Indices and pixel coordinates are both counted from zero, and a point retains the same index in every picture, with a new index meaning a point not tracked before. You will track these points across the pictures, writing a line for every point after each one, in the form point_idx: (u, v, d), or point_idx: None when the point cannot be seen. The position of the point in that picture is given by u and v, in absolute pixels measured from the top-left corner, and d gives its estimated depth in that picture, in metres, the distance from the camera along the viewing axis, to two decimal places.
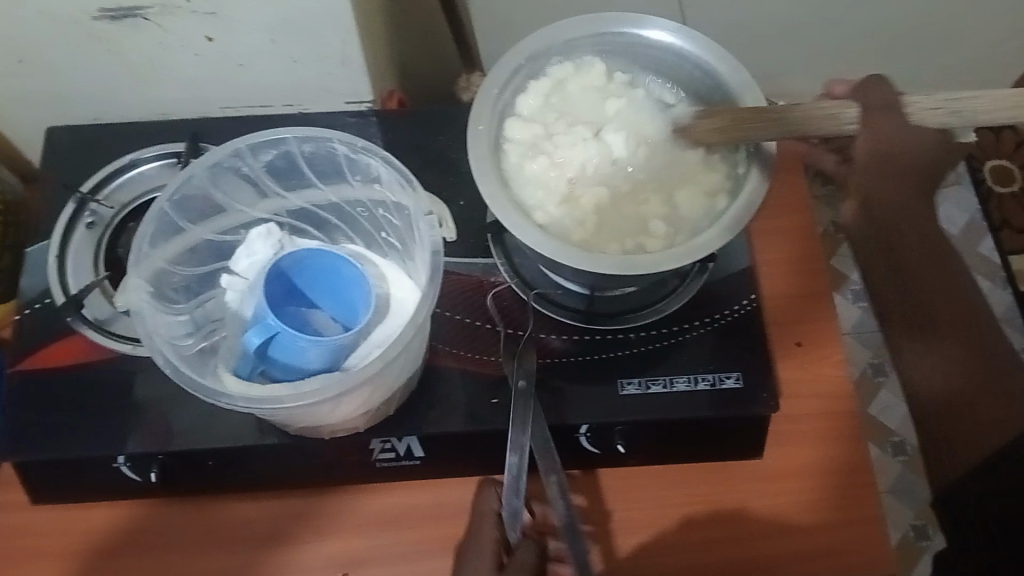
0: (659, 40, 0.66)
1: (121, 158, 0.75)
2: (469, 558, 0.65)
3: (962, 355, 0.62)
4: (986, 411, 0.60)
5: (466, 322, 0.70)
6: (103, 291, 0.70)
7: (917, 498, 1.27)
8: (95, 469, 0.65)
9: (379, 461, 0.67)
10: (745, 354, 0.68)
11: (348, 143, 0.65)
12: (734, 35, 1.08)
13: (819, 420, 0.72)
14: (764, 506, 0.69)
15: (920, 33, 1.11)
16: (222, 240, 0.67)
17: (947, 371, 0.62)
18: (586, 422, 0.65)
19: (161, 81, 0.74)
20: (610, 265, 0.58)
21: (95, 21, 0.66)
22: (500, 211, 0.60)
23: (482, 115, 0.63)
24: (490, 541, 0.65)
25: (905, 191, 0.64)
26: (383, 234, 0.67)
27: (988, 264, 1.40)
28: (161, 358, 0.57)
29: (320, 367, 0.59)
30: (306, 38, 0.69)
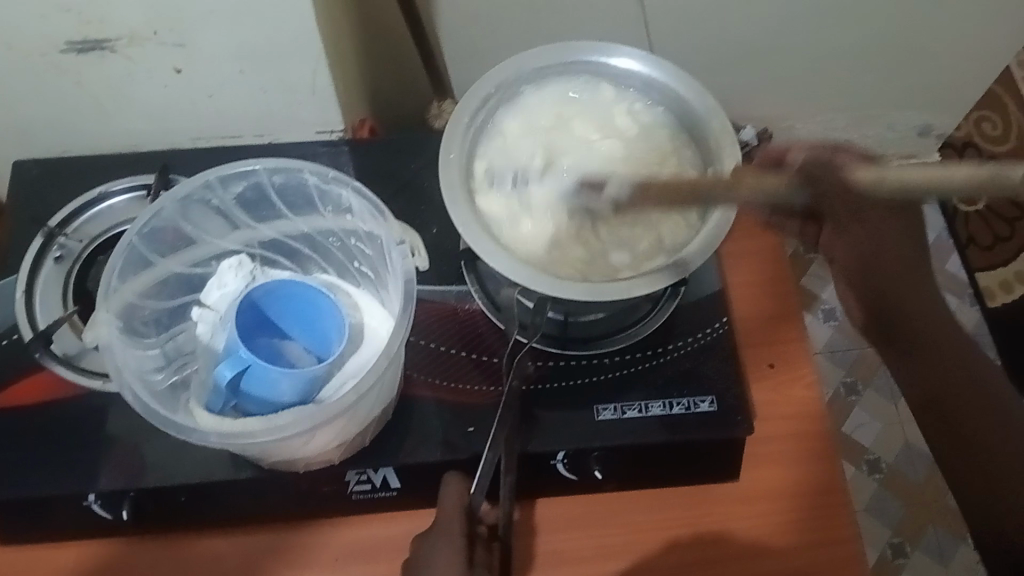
0: (625, 68, 0.67)
1: (91, 190, 0.74)
2: (424, 548, 0.61)
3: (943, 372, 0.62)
4: (976, 408, 0.62)
5: (441, 349, 0.70)
6: (73, 325, 0.69)
7: (892, 516, 1.28)
8: (64, 507, 0.64)
9: (355, 492, 0.67)
10: (719, 377, 0.68)
11: (318, 174, 0.65)
12: (700, 61, 1.09)
13: (792, 440, 0.72)
14: (740, 529, 0.69)
15: (881, 57, 1.13)
16: (192, 272, 0.66)
17: (924, 374, 0.62)
18: (562, 448, 0.65)
19: (129, 113, 0.73)
20: (583, 291, 0.58)
21: (60, 54, 0.66)
22: (473, 240, 0.60)
23: (452, 144, 0.64)
24: (459, 534, 0.60)
25: (891, 234, 0.61)
26: (355, 263, 0.67)
27: (954, 282, 1.45)
28: (131, 394, 0.56)
29: (293, 400, 0.59)
30: (276, 68, 0.69)
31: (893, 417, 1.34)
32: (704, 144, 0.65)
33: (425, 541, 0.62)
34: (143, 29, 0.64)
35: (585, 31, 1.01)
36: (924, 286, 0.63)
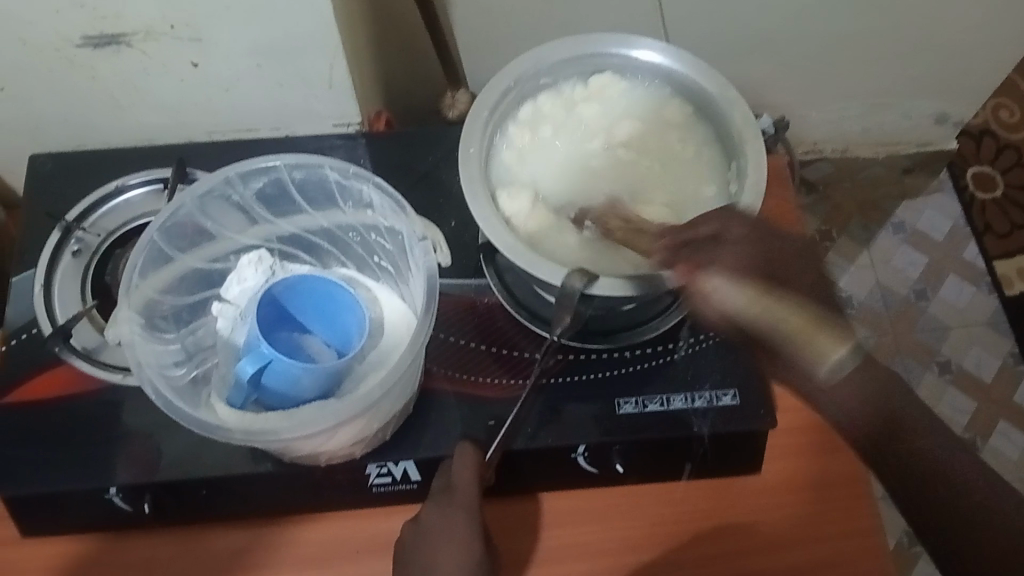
0: (647, 60, 0.66)
1: (108, 184, 0.74)
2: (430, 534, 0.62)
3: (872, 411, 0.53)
4: (909, 441, 0.53)
5: (459, 343, 0.69)
6: (92, 320, 0.69)
7: None
8: (85, 501, 0.64)
9: (375, 486, 0.67)
10: (740, 371, 0.68)
11: (339, 169, 0.65)
12: (714, 48, 1.08)
13: (811, 433, 0.72)
14: (763, 521, 0.68)
15: (899, 44, 1.12)
16: (211, 268, 0.66)
17: (869, 393, 0.53)
18: (583, 442, 0.65)
19: (144, 107, 0.73)
20: (604, 286, 0.57)
21: (76, 48, 0.65)
22: (495, 235, 0.59)
23: (472, 138, 0.63)
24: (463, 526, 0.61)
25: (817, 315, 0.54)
26: (375, 258, 0.67)
27: (973, 269, 1.43)
28: (152, 390, 0.56)
29: (314, 395, 0.58)
30: (292, 61, 0.68)
31: None
32: (726, 134, 0.64)
33: (427, 524, 0.63)
34: (160, 23, 0.63)
35: (599, 19, 1.00)
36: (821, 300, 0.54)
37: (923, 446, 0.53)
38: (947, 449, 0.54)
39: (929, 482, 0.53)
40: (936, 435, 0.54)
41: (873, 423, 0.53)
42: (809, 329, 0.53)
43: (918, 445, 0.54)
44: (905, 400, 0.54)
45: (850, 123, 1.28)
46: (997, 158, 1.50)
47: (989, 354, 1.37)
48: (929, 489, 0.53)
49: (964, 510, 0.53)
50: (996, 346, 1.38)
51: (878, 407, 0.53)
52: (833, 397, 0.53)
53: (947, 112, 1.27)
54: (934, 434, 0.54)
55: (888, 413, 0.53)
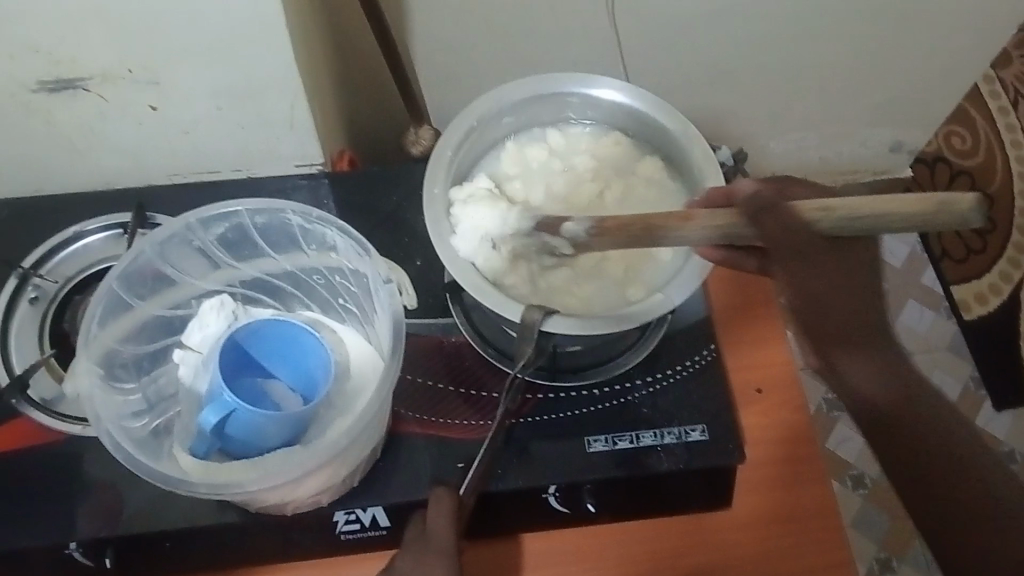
0: (608, 99, 0.67)
1: (65, 230, 0.73)
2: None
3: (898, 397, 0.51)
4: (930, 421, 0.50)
5: (428, 384, 0.69)
6: (51, 368, 0.68)
7: (877, 531, 1.29)
8: (44, 557, 0.62)
9: (344, 533, 0.65)
10: (708, 406, 0.68)
11: (302, 214, 0.63)
12: (674, 82, 1.10)
13: (781, 466, 0.72)
14: (736, 557, 0.68)
15: (852, 76, 1.15)
16: (172, 315, 0.65)
17: (889, 381, 0.51)
18: (553, 482, 0.64)
19: (102, 151, 0.72)
20: (569, 326, 0.58)
21: (32, 93, 0.64)
22: (461, 276, 0.59)
23: (436, 178, 0.63)
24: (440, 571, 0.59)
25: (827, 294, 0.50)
26: (340, 300, 0.66)
27: (932, 294, 1.46)
28: (111, 444, 0.54)
29: (279, 442, 0.57)
30: (253, 103, 0.68)
31: None
32: (689, 171, 0.65)
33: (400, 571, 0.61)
34: (118, 68, 0.63)
35: (561, 56, 1.01)
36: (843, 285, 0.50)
37: (935, 420, 0.50)
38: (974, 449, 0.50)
39: (937, 470, 0.50)
40: (952, 421, 0.50)
41: (879, 403, 0.50)
42: (839, 333, 0.51)
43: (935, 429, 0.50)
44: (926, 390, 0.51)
45: (808, 153, 1.30)
46: (952, 183, 1.52)
47: (950, 378, 1.39)
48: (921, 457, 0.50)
49: (989, 510, 0.49)
50: (958, 370, 1.40)
51: (888, 391, 0.51)
52: (850, 372, 0.51)
53: (901, 141, 1.30)
54: (949, 412, 0.51)
55: (897, 398, 0.51)
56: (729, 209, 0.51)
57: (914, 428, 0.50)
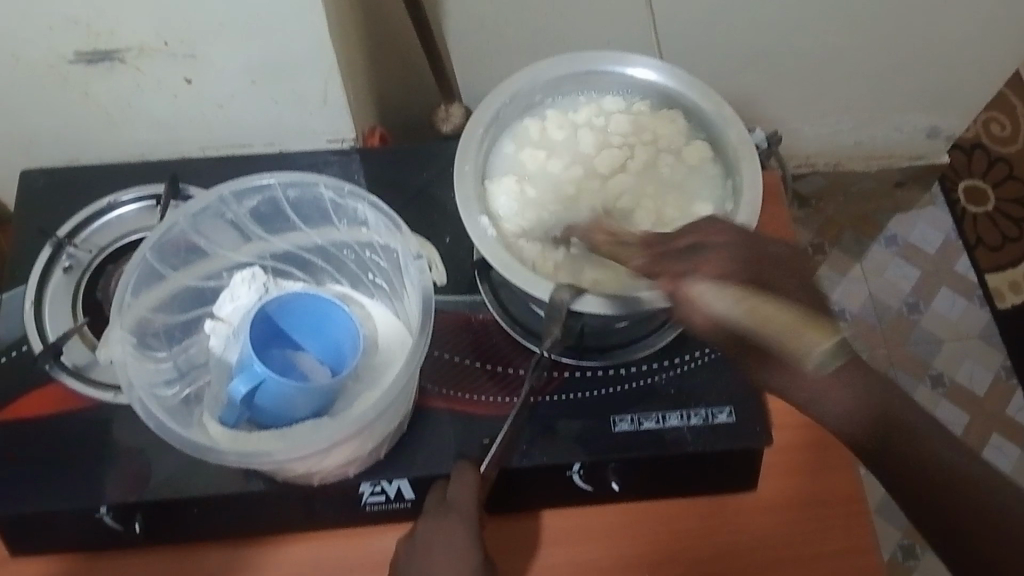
0: (643, 79, 0.66)
1: (99, 200, 0.74)
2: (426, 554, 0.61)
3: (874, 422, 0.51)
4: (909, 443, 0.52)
5: (454, 360, 0.69)
6: (83, 336, 0.69)
7: (902, 519, 1.28)
8: (76, 520, 0.64)
9: (369, 504, 0.66)
10: (736, 389, 0.68)
11: (333, 188, 0.64)
12: (708, 62, 1.08)
13: (808, 451, 0.71)
14: (758, 541, 0.68)
15: (891, 59, 1.13)
16: (204, 286, 0.65)
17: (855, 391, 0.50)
18: (578, 460, 0.64)
19: (136, 123, 0.73)
20: (598, 305, 0.58)
21: (70, 64, 0.65)
22: (491, 252, 0.59)
23: (468, 155, 0.63)
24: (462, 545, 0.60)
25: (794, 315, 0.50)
26: (369, 274, 0.66)
27: (966, 283, 1.43)
28: (144, 410, 0.55)
29: (308, 412, 0.58)
30: (287, 79, 0.68)
31: None
32: (723, 152, 0.64)
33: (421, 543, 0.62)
34: (154, 40, 0.63)
35: (593, 34, 1.00)
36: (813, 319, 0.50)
37: (921, 449, 0.51)
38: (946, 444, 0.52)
39: (938, 489, 0.51)
40: (925, 439, 0.52)
41: (866, 427, 0.51)
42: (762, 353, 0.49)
43: (921, 453, 0.51)
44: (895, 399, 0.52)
45: (842, 137, 1.28)
46: (989, 170, 1.51)
47: (981, 367, 1.38)
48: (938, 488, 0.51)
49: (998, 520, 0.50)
50: (989, 359, 1.38)
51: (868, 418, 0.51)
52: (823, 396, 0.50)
53: (938, 127, 1.28)
54: (924, 422, 0.52)
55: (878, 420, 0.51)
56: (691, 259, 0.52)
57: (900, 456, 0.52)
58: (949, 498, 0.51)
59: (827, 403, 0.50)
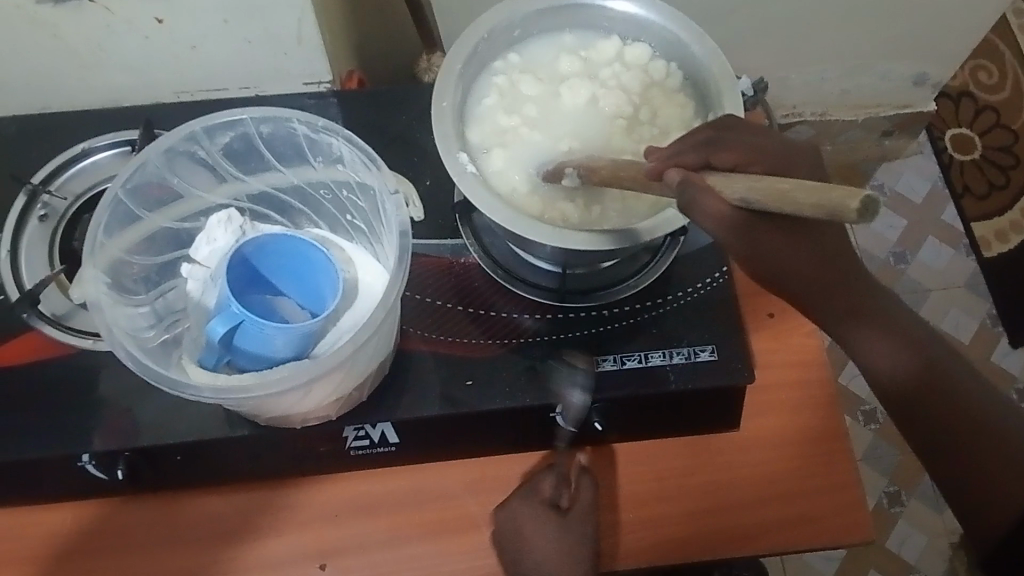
0: (623, 11, 0.65)
1: (73, 147, 0.72)
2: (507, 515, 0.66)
3: (945, 400, 0.53)
4: (951, 401, 0.53)
5: (436, 304, 0.69)
6: (60, 285, 0.68)
7: (887, 465, 1.29)
8: (59, 467, 0.64)
9: (353, 449, 0.67)
10: (719, 328, 0.67)
11: (307, 123, 0.63)
12: (694, 7, 1.07)
13: (793, 390, 0.72)
14: (742, 478, 0.69)
15: (880, 8, 1.11)
16: (180, 228, 0.65)
17: (917, 357, 0.53)
18: (561, 402, 0.64)
19: (109, 66, 0.71)
20: (580, 241, 0.57)
21: (37, 5, 0.63)
22: (470, 190, 0.58)
23: (446, 91, 0.62)
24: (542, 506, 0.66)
25: (802, 256, 0.49)
26: (348, 216, 0.66)
27: (953, 232, 1.43)
28: (122, 352, 0.55)
29: (288, 354, 0.57)
30: (261, 17, 0.66)
31: None
32: (704, 89, 0.64)
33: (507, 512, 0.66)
34: None
35: None
36: (815, 261, 0.49)
37: (956, 399, 0.53)
38: (972, 381, 0.54)
39: (945, 424, 0.53)
40: (956, 375, 0.53)
41: (904, 390, 0.53)
42: (822, 280, 0.50)
43: (958, 403, 0.53)
44: (932, 347, 0.53)
45: (830, 85, 1.27)
46: (976, 119, 1.50)
47: (967, 315, 1.38)
48: (966, 446, 0.53)
49: (968, 431, 0.53)
50: (975, 308, 1.39)
51: (906, 376, 0.53)
52: (868, 352, 0.53)
53: (925, 73, 1.27)
54: (973, 378, 0.54)
55: (930, 378, 0.53)
56: (688, 144, 0.51)
57: (944, 405, 0.53)
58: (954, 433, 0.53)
59: (869, 360, 0.53)
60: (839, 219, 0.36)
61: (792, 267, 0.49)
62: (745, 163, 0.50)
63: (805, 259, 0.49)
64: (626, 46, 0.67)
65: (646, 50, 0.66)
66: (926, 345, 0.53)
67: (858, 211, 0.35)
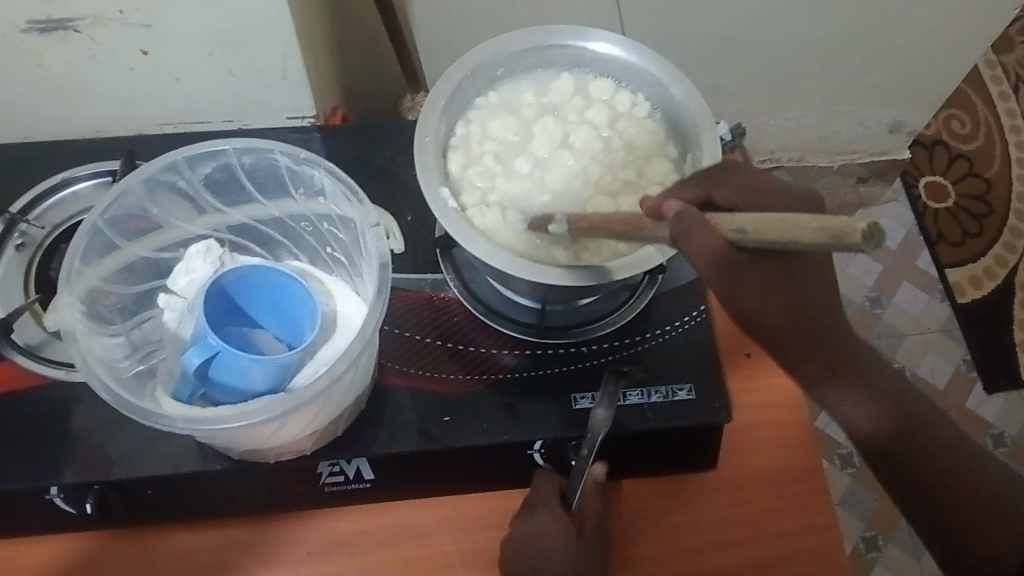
0: (603, 52, 0.66)
1: (54, 176, 0.72)
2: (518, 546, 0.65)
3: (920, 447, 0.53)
4: (925, 445, 0.53)
5: (416, 339, 0.68)
6: (35, 314, 0.67)
7: (865, 509, 1.29)
8: (27, 500, 0.62)
9: (327, 484, 0.66)
10: (696, 367, 0.68)
11: (290, 155, 0.63)
12: (675, 53, 1.09)
13: (770, 429, 0.72)
14: (720, 519, 0.69)
15: (854, 58, 1.14)
16: (158, 257, 0.65)
17: (886, 407, 0.53)
18: (540, 438, 0.64)
19: (94, 96, 0.71)
20: (560, 277, 0.57)
21: (22, 33, 0.63)
22: (449, 223, 0.58)
23: (428, 128, 0.62)
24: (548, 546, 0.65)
25: (779, 301, 0.48)
26: (328, 249, 0.66)
27: (928, 277, 1.45)
28: (96, 380, 0.54)
29: (265, 386, 0.57)
30: (247, 51, 0.67)
31: None
32: (683, 129, 0.64)
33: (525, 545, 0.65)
34: (108, 8, 0.62)
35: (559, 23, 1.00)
36: (790, 302, 0.48)
37: (934, 444, 0.54)
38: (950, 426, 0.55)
39: (929, 471, 0.53)
40: (931, 423, 0.54)
41: (880, 439, 0.53)
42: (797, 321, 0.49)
43: (938, 449, 0.54)
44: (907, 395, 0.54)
45: (806, 130, 1.29)
46: (950, 166, 1.53)
47: (942, 359, 1.40)
48: (943, 487, 0.53)
49: (947, 477, 0.53)
50: (950, 352, 1.40)
51: (881, 425, 0.53)
52: (834, 398, 0.53)
53: (899, 122, 1.29)
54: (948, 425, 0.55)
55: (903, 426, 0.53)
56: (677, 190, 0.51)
57: (922, 448, 0.53)
58: (937, 481, 0.53)
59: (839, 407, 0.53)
60: (839, 245, 0.35)
61: (767, 311, 0.48)
62: (766, 204, 0.51)
63: (780, 302, 0.48)
64: (594, 82, 0.68)
65: (612, 83, 0.68)
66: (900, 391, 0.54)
67: (864, 234, 0.34)
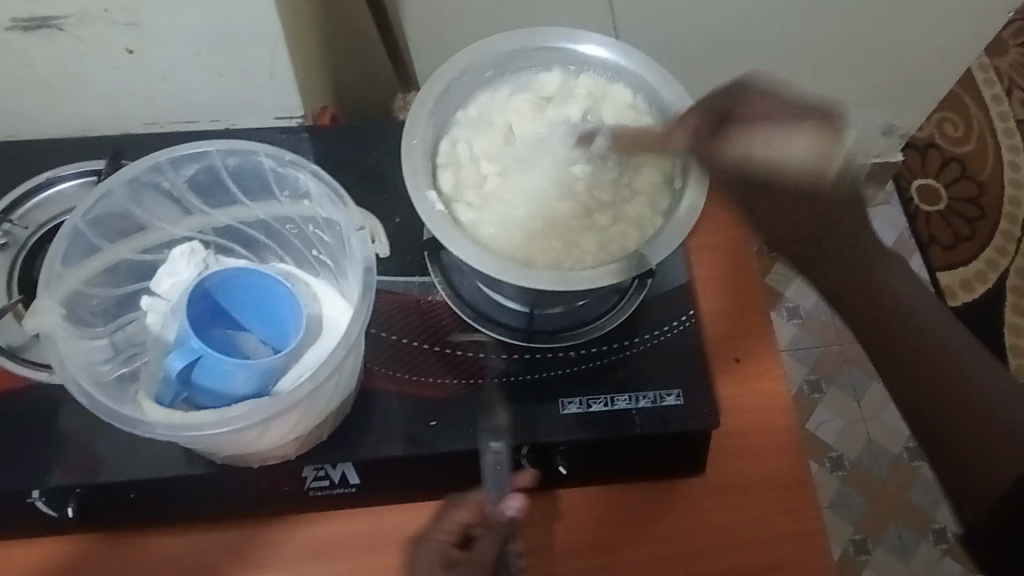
0: (594, 55, 0.67)
1: (39, 175, 0.71)
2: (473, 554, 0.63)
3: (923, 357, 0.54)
4: (948, 374, 0.54)
5: (402, 342, 0.68)
6: (17, 315, 0.67)
7: (855, 512, 1.29)
8: (8, 504, 0.62)
9: (312, 489, 0.65)
10: (684, 372, 0.67)
11: (274, 157, 0.62)
12: (668, 55, 1.08)
13: (758, 435, 0.72)
14: (706, 525, 0.68)
15: (847, 60, 1.13)
16: (142, 260, 0.64)
17: (928, 352, 0.54)
18: (525, 443, 0.64)
19: (79, 95, 0.71)
20: (546, 280, 0.57)
21: (6, 31, 0.63)
22: (437, 228, 0.58)
23: (417, 127, 0.63)
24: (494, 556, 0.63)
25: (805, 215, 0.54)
26: (314, 252, 0.66)
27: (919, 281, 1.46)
28: (75, 385, 0.53)
29: (249, 391, 0.56)
30: (234, 51, 0.66)
31: (856, 414, 1.35)
32: None
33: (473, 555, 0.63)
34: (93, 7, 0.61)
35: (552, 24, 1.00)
36: (814, 246, 0.55)
37: (962, 382, 0.54)
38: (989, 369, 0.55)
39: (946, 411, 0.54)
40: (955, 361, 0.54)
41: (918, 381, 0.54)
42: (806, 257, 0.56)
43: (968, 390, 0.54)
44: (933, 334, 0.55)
45: None
46: (942, 169, 1.53)
47: None
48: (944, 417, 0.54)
49: (952, 405, 0.54)
50: None
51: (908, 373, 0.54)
52: (896, 368, 0.55)
53: (892, 124, 1.29)
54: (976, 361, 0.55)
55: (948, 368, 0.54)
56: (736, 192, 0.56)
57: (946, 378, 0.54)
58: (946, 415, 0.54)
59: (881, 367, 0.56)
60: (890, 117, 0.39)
61: (810, 246, 0.55)
62: (779, 130, 0.54)
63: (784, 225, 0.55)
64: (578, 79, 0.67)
65: (601, 78, 0.67)
66: (939, 337, 0.55)
67: None
